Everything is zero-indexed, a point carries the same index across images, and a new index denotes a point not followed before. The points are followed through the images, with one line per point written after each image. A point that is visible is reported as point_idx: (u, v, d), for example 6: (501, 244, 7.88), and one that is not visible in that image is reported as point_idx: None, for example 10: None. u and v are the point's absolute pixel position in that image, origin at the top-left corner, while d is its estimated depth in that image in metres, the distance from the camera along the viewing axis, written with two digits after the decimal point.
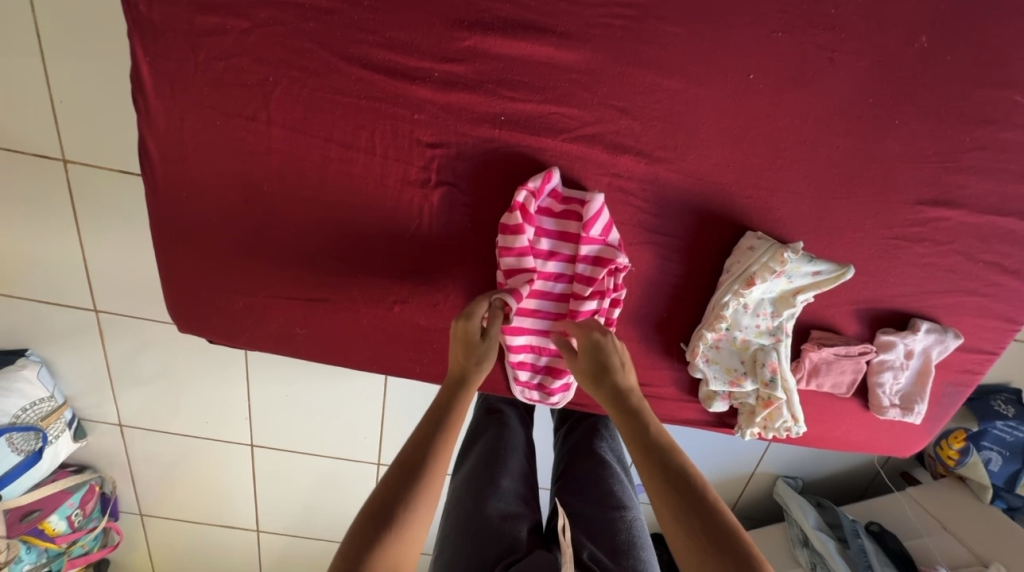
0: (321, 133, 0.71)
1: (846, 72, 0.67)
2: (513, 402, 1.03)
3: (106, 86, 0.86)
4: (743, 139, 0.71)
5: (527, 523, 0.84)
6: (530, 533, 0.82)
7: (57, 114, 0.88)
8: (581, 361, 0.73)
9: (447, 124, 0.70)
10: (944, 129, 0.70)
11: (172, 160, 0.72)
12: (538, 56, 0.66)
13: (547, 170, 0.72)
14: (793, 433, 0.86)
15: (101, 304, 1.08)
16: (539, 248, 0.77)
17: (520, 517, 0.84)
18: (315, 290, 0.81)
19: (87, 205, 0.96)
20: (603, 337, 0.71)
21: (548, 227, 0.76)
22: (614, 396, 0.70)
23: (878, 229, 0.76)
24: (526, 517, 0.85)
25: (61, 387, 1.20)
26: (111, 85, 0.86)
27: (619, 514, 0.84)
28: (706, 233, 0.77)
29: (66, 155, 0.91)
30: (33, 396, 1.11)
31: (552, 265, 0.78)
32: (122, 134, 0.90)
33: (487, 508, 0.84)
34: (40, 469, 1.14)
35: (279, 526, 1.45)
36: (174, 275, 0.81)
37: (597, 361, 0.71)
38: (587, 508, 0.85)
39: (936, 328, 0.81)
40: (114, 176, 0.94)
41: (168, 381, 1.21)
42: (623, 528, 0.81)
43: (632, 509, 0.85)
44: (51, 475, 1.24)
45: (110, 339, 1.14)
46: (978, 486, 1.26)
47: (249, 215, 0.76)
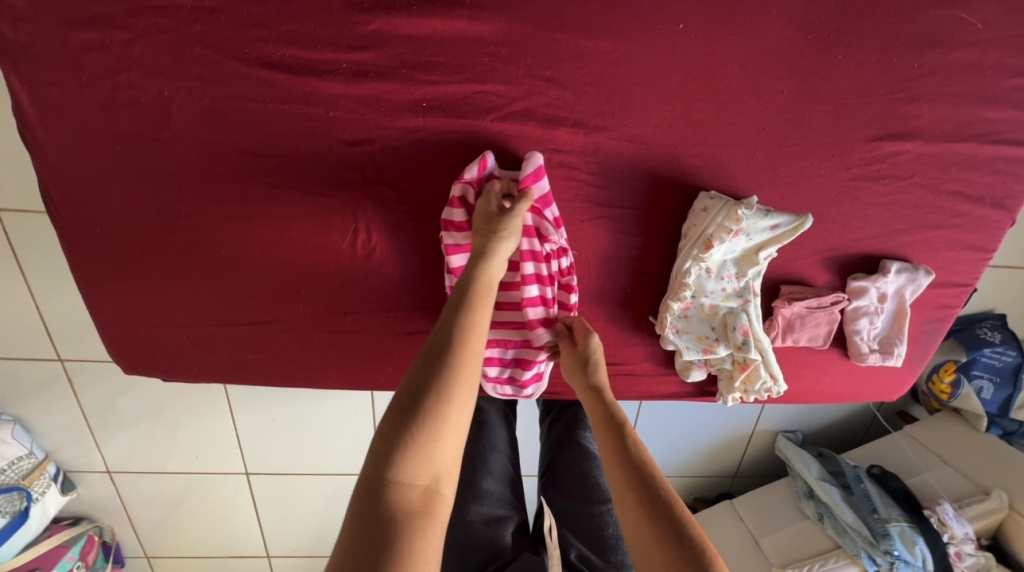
0: (232, 145, 0.66)
1: (779, 10, 0.63)
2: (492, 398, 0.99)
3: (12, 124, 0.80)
4: (682, 95, 0.67)
5: (513, 525, 0.83)
6: (516, 535, 0.82)
7: None
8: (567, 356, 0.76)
9: (366, 118, 0.65)
10: (890, 58, 0.66)
11: (78, 195, 0.67)
12: (451, 32, 0.61)
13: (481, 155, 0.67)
14: (774, 393, 0.83)
15: (65, 353, 1.03)
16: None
17: (506, 520, 0.83)
18: (259, 312, 0.77)
19: (25, 252, 0.91)
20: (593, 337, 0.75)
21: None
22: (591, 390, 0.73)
23: (835, 172, 0.73)
24: (512, 518, 0.84)
25: (40, 442, 1.15)
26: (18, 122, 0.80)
27: (605, 507, 0.84)
28: (658, 199, 0.73)
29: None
30: (11, 456, 1.07)
31: None
32: None
33: (471, 514, 0.81)
34: (30, 528, 1.11)
35: (288, 549, 1.43)
36: (109, 315, 0.76)
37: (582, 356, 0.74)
38: (572, 503, 0.84)
39: (907, 266, 0.78)
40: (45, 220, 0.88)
41: (153, 422, 1.17)
42: (609, 522, 0.82)
43: None
44: (46, 532, 1.19)
45: (82, 386, 1.09)
46: (973, 415, 1.28)
47: (173, 243, 0.71)
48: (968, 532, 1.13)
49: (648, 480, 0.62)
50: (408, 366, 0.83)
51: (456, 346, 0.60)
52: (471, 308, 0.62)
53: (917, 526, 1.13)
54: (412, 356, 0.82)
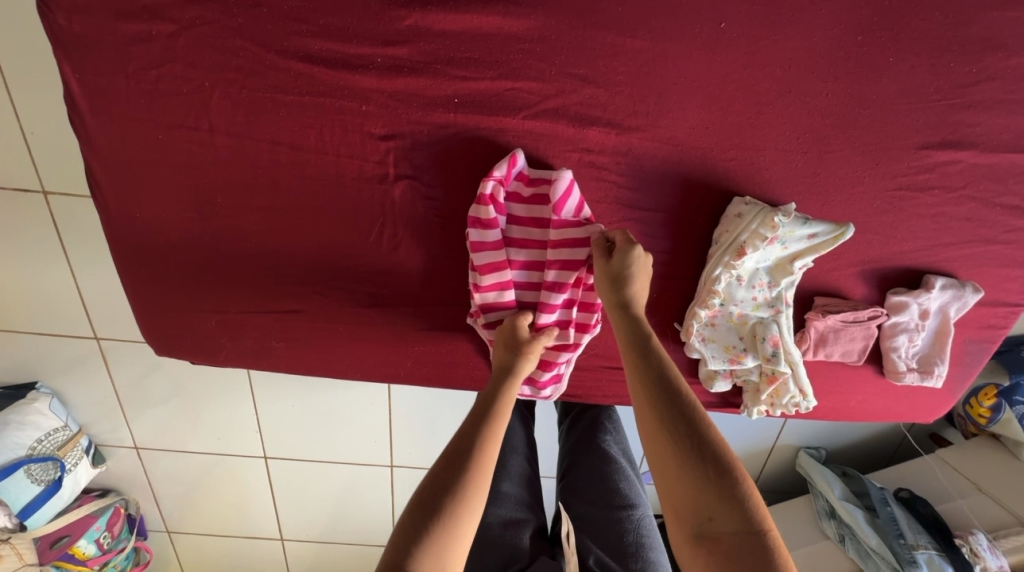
0: (268, 137, 0.67)
1: (827, 9, 0.60)
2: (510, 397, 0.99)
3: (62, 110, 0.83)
4: (720, 96, 0.65)
5: (531, 527, 0.83)
6: (534, 538, 0.82)
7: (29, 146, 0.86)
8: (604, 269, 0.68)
9: (398, 113, 0.66)
10: (946, 62, 0.63)
11: (120, 181, 0.69)
12: (487, 28, 0.61)
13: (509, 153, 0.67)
14: (803, 408, 0.80)
15: (101, 332, 1.08)
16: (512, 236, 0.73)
17: (524, 522, 0.83)
18: (286, 301, 0.78)
19: (69, 234, 0.95)
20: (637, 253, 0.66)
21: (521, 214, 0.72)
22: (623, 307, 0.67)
23: (879, 181, 0.70)
24: (530, 521, 0.84)
25: (74, 416, 1.20)
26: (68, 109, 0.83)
27: (626, 513, 0.82)
28: (690, 203, 0.71)
29: (46, 186, 0.90)
30: (46, 427, 1.12)
31: (526, 254, 0.74)
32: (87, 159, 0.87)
33: (489, 516, 0.82)
34: (63, 496, 1.16)
35: (301, 533, 1.45)
36: (144, 298, 0.78)
37: (620, 274, 0.67)
38: (592, 508, 0.84)
39: (953, 283, 0.74)
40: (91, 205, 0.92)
41: (176, 402, 1.21)
42: (630, 528, 0.81)
43: (640, 507, 0.84)
44: (76, 501, 1.24)
45: (115, 364, 1.13)
46: (1012, 443, 1.21)
47: (208, 231, 0.73)
48: (1002, 565, 1.06)
49: (678, 405, 0.60)
50: (429, 362, 0.84)
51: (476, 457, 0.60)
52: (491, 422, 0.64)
53: (947, 556, 1.08)
54: (433, 351, 0.83)
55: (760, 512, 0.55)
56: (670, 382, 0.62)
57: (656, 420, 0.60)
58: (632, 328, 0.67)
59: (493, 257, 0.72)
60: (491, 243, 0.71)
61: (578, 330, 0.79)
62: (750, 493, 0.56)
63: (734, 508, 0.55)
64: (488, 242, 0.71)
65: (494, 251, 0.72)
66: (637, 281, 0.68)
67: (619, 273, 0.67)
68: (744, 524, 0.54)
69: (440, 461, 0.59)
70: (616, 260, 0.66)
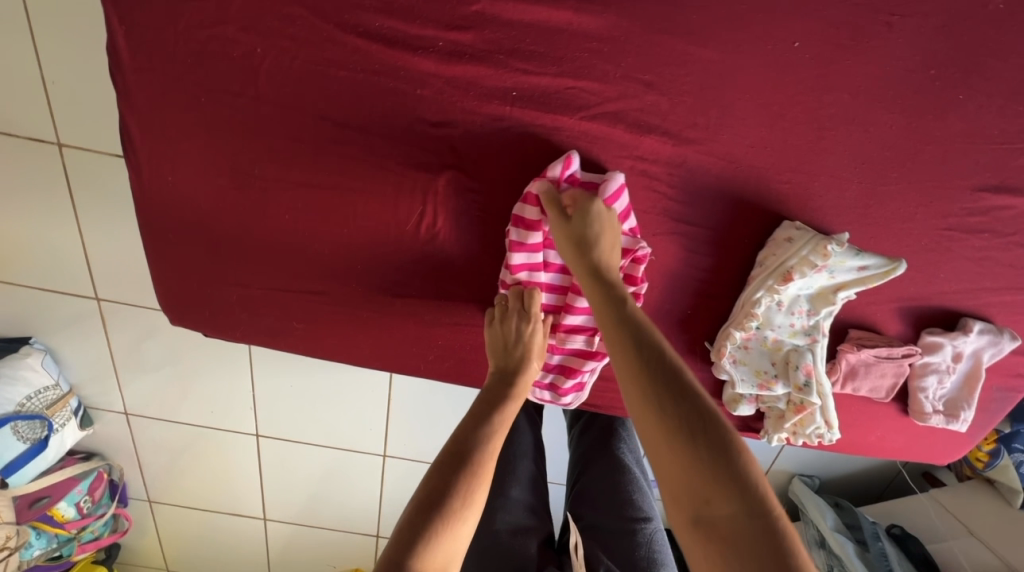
0: (316, 112, 0.64)
1: (905, 39, 0.59)
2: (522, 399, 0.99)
3: (90, 59, 0.80)
4: (784, 117, 0.63)
5: (538, 535, 0.81)
6: (541, 547, 0.80)
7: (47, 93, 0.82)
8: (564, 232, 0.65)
9: (452, 100, 0.63)
10: (1015, 106, 0.62)
11: (156, 141, 0.66)
12: (556, 22, 0.59)
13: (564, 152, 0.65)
14: (825, 440, 0.79)
15: (102, 293, 1.04)
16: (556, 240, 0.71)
17: (531, 529, 0.81)
18: (312, 282, 0.76)
19: (81, 189, 0.91)
20: (594, 208, 0.63)
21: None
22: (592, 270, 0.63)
23: (930, 219, 0.69)
24: (537, 528, 0.82)
25: (66, 375, 1.17)
26: (97, 59, 0.80)
27: (638, 527, 0.81)
28: (738, 223, 0.70)
29: (61, 138, 0.86)
30: (37, 384, 1.08)
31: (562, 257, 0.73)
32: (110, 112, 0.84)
33: (497, 522, 0.80)
34: (46, 457, 1.13)
35: (285, 515, 1.43)
36: (165, 264, 0.75)
37: (580, 235, 0.64)
38: (602, 520, 0.82)
39: (990, 328, 0.74)
40: (108, 162, 0.89)
41: (171, 370, 1.18)
42: (642, 542, 0.79)
43: (652, 520, 0.82)
44: (58, 463, 1.21)
45: (113, 327, 1.10)
46: (1007, 489, 1.20)
47: (241, 202, 0.70)
48: None
49: (664, 369, 0.54)
50: (451, 357, 0.82)
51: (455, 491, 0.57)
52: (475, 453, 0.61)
53: None
54: (457, 347, 0.81)
55: (764, 489, 0.48)
56: (653, 345, 0.56)
57: (639, 399, 0.54)
58: (607, 295, 0.61)
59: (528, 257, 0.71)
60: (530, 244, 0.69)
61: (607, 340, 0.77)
62: (748, 465, 0.49)
63: (733, 489, 0.47)
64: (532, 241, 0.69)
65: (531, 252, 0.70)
66: (601, 240, 0.64)
67: (579, 232, 0.64)
68: (745, 505, 0.47)
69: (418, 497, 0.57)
70: (575, 219, 0.64)
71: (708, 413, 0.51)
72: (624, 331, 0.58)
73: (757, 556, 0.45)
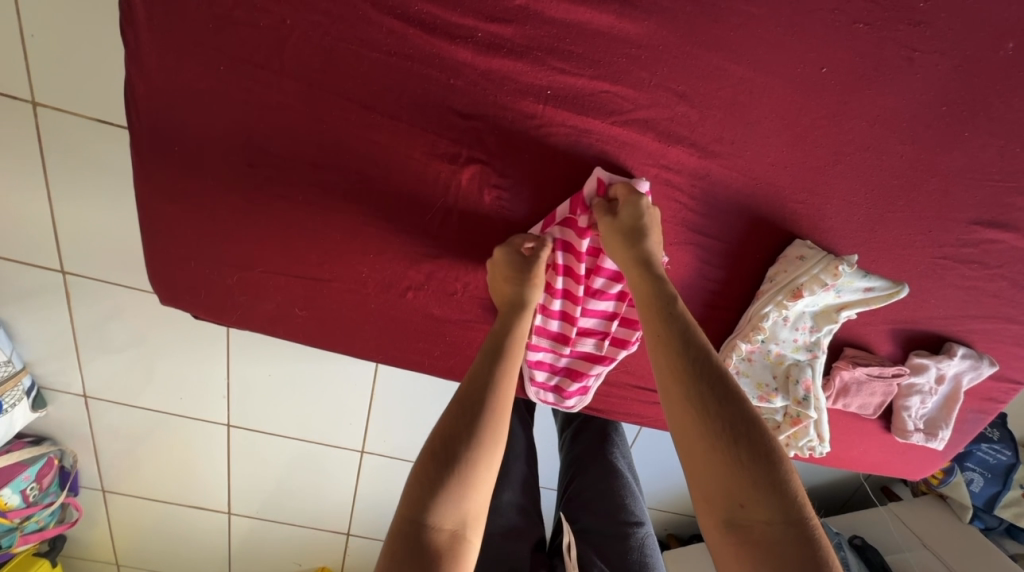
0: (342, 92, 0.62)
1: (923, 75, 0.62)
2: (515, 402, 0.98)
3: (84, 13, 0.74)
4: (804, 139, 0.66)
5: (530, 538, 0.80)
6: (532, 551, 0.79)
7: (25, 45, 0.76)
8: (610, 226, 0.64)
9: (485, 94, 0.62)
10: (1013, 147, 0.66)
11: (165, 107, 0.62)
12: (597, 25, 0.59)
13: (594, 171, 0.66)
14: (815, 452, 0.82)
15: (71, 266, 0.97)
16: (581, 249, 0.70)
17: (523, 532, 0.80)
18: (319, 268, 0.73)
19: (59, 153, 0.85)
20: (642, 204, 0.64)
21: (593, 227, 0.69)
22: (640, 260, 0.63)
23: (927, 247, 0.72)
24: (529, 532, 0.81)
25: (20, 351, 1.08)
26: (92, 14, 0.74)
27: (631, 530, 0.80)
28: (752, 238, 0.72)
29: (37, 96, 0.79)
30: None
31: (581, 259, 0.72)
32: (98, 73, 0.78)
33: (489, 526, 0.79)
34: None
35: (252, 509, 1.37)
36: (159, 239, 0.71)
37: (631, 225, 0.63)
38: (595, 522, 0.82)
39: (971, 353, 0.78)
40: (93, 126, 0.83)
41: (141, 351, 1.11)
42: (634, 546, 0.78)
43: (644, 525, 0.82)
44: (4, 447, 1.12)
45: (80, 302, 1.02)
46: (959, 505, 1.29)
47: (251, 179, 0.67)
48: None
49: (709, 367, 0.54)
50: (458, 354, 0.81)
51: (496, 388, 0.58)
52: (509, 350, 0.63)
53: None
54: (465, 344, 0.80)
55: (802, 499, 0.49)
56: (695, 342, 0.57)
57: (680, 393, 0.55)
58: (655, 291, 0.61)
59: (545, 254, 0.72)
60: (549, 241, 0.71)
61: (615, 345, 0.78)
62: (789, 474, 0.49)
63: (773, 494, 0.48)
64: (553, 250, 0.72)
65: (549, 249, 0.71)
66: (650, 234, 0.64)
67: (629, 228, 0.64)
68: (780, 511, 0.47)
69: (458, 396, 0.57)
70: (625, 216, 0.63)
71: (751, 416, 0.52)
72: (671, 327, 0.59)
73: (791, 563, 0.45)
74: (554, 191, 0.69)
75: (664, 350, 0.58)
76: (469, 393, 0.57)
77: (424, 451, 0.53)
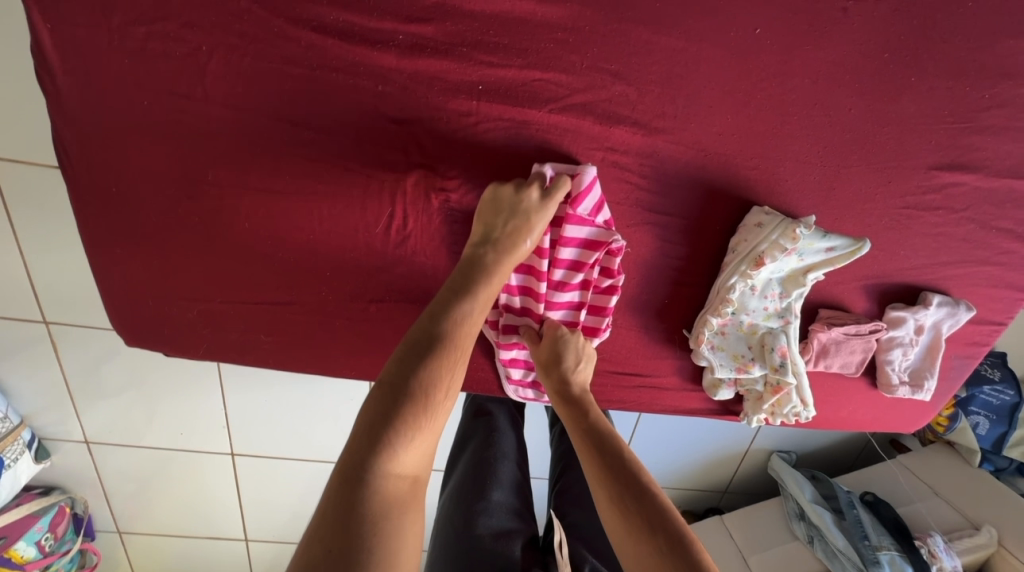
0: (271, 112, 0.61)
1: (859, 24, 0.60)
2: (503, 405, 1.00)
3: (14, 62, 0.73)
4: (748, 104, 0.64)
5: (521, 538, 0.79)
6: (524, 549, 0.77)
7: None
8: (536, 354, 0.76)
9: (416, 96, 0.61)
10: (962, 86, 0.64)
11: (95, 149, 0.61)
12: (519, 12, 0.57)
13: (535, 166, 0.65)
14: (802, 418, 0.81)
15: (51, 316, 0.97)
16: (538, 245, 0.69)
17: (514, 532, 0.79)
18: (278, 292, 0.72)
19: (19, 205, 0.84)
20: (562, 331, 0.75)
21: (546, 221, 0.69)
22: (561, 387, 0.75)
23: (890, 198, 0.71)
24: (520, 531, 0.80)
25: (16, 407, 1.08)
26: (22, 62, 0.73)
27: None
28: (709, 211, 0.70)
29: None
30: None
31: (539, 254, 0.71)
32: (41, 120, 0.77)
33: (479, 527, 0.78)
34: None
35: (269, 534, 1.38)
36: (113, 282, 0.70)
37: (551, 352, 0.74)
38: (583, 517, 0.83)
39: (948, 300, 0.77)
40: (46, 175, 0.82)
41: (138, 392, 1.11)
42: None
43: None
44: (15, 500, 1.13)
45: (65, 352, 1.02)
46: (966, 450, 1.28)
47: (194, 211, 0.66)
48: (956, 566, 1.12)
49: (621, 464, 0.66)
50: None
51: (453, 331, 0.58)
52: (472, 292, 0.62)
53: (907, 556, 1.12)
54: None
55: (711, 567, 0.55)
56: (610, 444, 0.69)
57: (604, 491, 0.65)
58: (575, 410, 0.73)
59: None
60: None
61: (586, 335, 0.77)
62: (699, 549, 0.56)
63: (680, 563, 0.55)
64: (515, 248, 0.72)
65: None
66: (568, 358, 0.75)
67: (555, 359, 0.74)
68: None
69: (420, 332, 0.57)
70: (550, 350, 0.74)
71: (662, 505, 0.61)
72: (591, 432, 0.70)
73: None
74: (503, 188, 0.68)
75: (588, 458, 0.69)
76: (433, 329, 0.57)
77: (377, 386, 0.53)
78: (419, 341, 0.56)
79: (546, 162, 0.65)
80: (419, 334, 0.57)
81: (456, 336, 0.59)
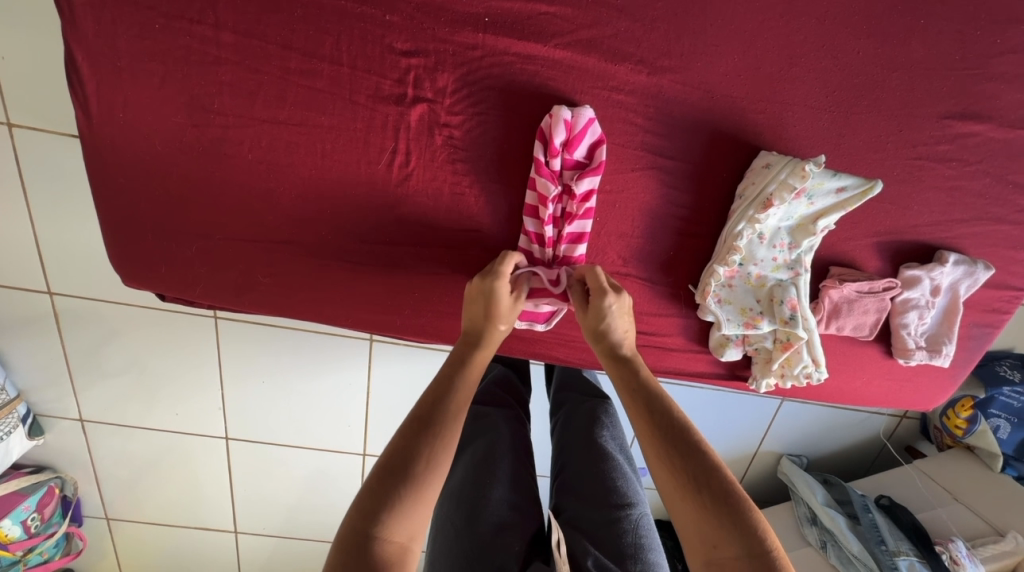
0: (279, 40, 0.62)
1: None
2: (501, 396, 0.93)
3: (39, 16, 0.75)
4: (755, 43, 0.64)
5: (524, 534, 0.73)
6: (527, 546, 0.72)
7: None
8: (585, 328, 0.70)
9: (423, 27, 0.62)
10: (970, 30, 0.64)
11: (105, 73, 0.62)
12: None
13: (554, 109, 0.65)
14: (814, 380, 0.79)
15: (57, 285, 0.96)
16: (550, 194, 0.69)
17: (516, 528, 0.73)
18: (277, 230, 0.72)
19: (35, 165, 0.84)
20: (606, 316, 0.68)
21: (558, 168, 0.68)
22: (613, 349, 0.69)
23: (902, 147, 0.69)
24: (523, 526, 0.75)
25: (14, 379, 1.06)
26: (48, 17, 0.75)
27: (623, 513, 0.74)
28: (715, 155, 0.69)
29: (10, 118, 0.80)
30: None
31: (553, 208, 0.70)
32: (59, 82, 0.78)
33: (477, 525, 0.72)
34: None
35: (260, 528, 1.32)
36: (115, 215, 0.70)
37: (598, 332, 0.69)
38: (586, 512, 0.75)
39: (965, 259, 0.74)
40: (62, 143, 0.83)
41: (137, 371, 1.09)
42: (628, 529, 0.73)
43: (638, 506, 0.76)
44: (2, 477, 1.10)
45: (67, 323, 1.01)
46: (988, 454, 1.19)
47: (198, 142, 0.66)
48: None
49: (671, 427, 0.60)
50: (429, 309, 0.78)
51: (450, 414, 0.59)
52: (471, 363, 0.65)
53: (928, 563, 1.04)
54: (435, 298, 0.77)
55: (764, 533, 0.53)
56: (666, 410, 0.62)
57: (654, 446, 0.60)
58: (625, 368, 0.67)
59: (531, 204, 0.71)
60: (530, 187, 0.70)
61: None
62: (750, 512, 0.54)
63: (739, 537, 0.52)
64: (519, 182, 0.71)
65: (532, 198, 0.70)
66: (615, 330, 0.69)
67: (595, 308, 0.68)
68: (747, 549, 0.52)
69: (415, 411, 0.59)
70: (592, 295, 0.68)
71: (709, 466, 0.57)
72: (642, 393, 0.64)
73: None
74: (510, 125, 0.67)
75: (635, 412, 0.63)
76: (427, 408, 0.59)
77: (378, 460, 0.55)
78: (413, 422, 0.58)
79: (564, 106, 0.65)
80: (415, 415, 0.58)
81: (449, 414, 0.59)
